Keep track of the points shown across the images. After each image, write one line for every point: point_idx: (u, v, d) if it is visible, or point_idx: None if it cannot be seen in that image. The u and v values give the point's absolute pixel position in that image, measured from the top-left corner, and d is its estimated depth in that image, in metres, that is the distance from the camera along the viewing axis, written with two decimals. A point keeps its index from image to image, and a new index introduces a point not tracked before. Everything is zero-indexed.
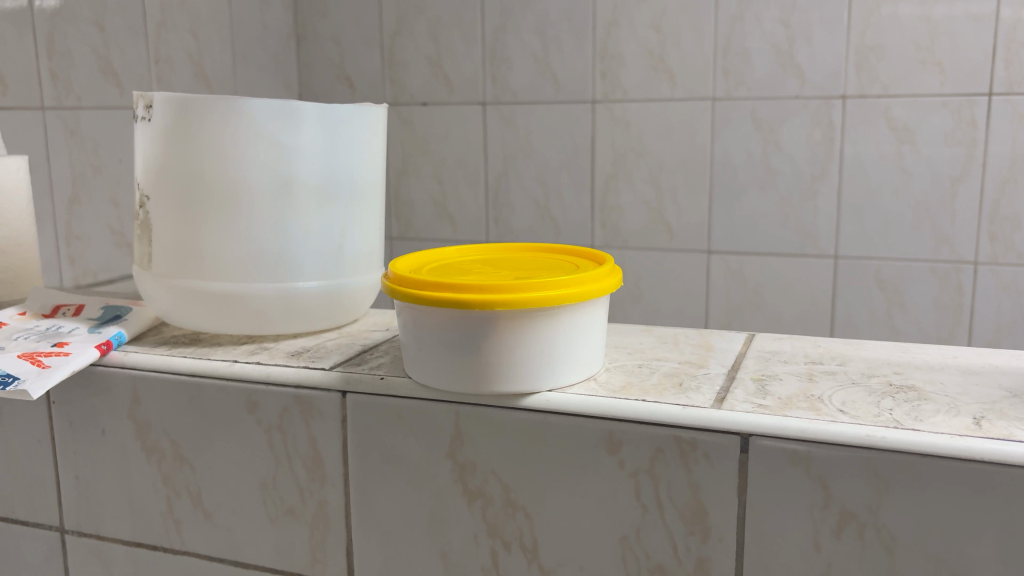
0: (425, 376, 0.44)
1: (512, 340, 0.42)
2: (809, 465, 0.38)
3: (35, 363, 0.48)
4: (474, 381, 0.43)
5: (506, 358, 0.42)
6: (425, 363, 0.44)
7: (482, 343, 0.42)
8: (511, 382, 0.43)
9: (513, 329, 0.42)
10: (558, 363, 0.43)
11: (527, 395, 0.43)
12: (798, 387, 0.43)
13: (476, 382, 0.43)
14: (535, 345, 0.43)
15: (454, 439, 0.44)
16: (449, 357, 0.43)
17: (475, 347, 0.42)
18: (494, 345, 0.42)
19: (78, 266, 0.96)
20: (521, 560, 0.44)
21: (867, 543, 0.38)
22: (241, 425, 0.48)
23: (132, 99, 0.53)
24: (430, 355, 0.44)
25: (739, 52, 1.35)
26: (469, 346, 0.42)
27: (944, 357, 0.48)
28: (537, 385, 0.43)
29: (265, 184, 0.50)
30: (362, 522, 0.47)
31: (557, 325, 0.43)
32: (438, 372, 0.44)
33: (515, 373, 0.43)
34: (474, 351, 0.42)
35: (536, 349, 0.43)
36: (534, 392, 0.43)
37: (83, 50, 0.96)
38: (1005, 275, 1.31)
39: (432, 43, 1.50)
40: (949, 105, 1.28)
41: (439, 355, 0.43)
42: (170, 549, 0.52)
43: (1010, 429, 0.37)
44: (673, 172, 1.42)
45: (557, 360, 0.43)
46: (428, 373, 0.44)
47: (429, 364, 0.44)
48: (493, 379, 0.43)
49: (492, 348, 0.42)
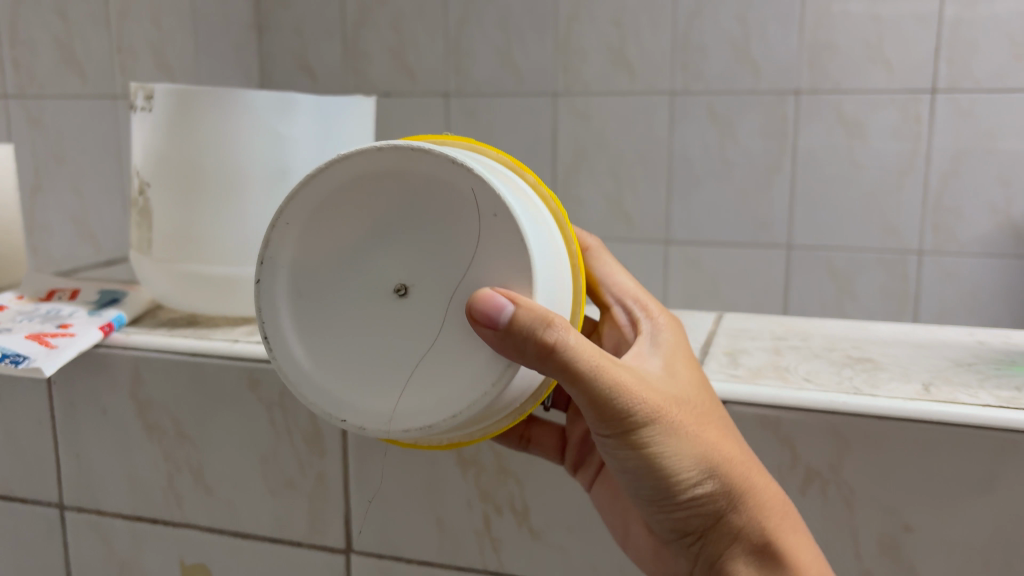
0: (375, 203, 0.36)
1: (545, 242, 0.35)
2: (777, 428, 0.42)
3: (42, 344, 0.50)
4: (343, 262, 0.37)
5: (355, 312, 0.37)
6: (406, 173, 0.35)
7: (436, 298, 0.36)
8: (320, 302, 0.37)
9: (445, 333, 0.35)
10: (378, 408, 0.36)
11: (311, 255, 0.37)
12: (766, 359, 0.48)
13: (337, 290, 0.37)
14: (406, 375, 0.36)
15: (273, 226, 0.37)
16: (460, 195, 0.35)
17: (384, 299, 0.36)
18: (389, 316, 0.36)
19: (41, 257, 0.91)
20: (511, 523, 0.48)
21: (829, 498, 0.42)
22: (243, 403, 0.51)
23: (131, 90, 0.55)
24: (463, 169, 0.34)
25: (697, 47, 1.39)
26: (470, 241, 0.35)
27: (896, 333, 0.53)
28: (295, 355, 0.38)
29: (263, 171, 0.53)
30: (359, 490, 0.50)
31: (512, 394, 0.36)
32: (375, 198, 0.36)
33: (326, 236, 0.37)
34: (476, 232, 0.34)
35: (394, 375, 0.36)
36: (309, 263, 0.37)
37: (47, 40, 0.91)
38: (948, 263, 1.38)
39: (395, 35, 1.51)
40: (895, 101, 1.34)
41: (462, 190, 0.34)
42: (170, 522, 0.54)
43: (955, 393, 0.42)
44: (633, 165, 1.46)
45: (390, 418, 0.36)
46: (379, 206, 0.36)
47: (421, 180, 0.35)
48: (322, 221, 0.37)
49: (385, 311, 0.36)
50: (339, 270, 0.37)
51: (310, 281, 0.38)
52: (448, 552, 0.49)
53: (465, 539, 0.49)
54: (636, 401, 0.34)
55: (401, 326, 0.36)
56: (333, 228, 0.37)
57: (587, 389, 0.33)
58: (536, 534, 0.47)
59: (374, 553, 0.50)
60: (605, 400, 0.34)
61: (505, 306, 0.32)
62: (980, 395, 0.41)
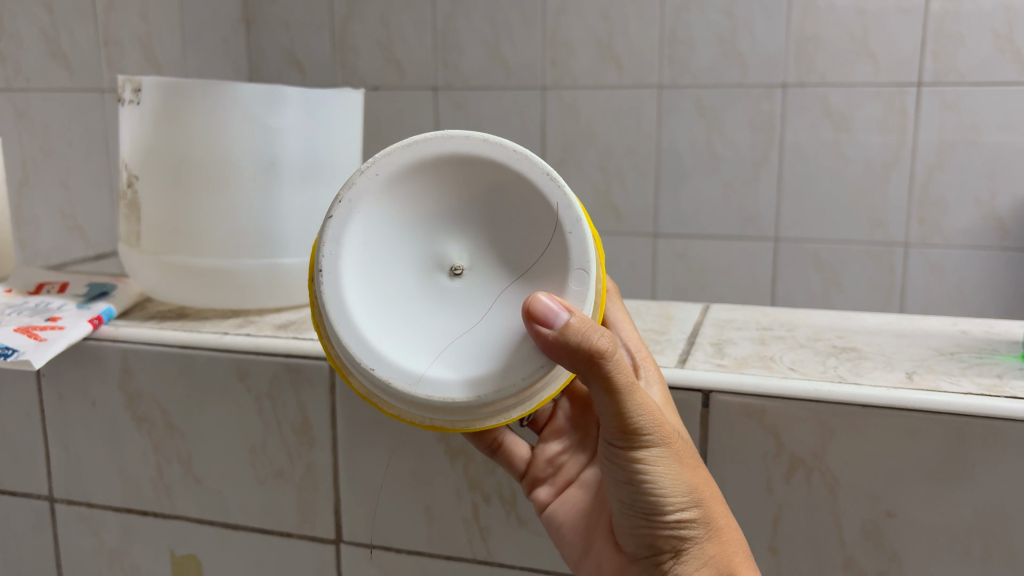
0: (460, 191, 0.39)
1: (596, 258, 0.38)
2: (762, 417, 0.43)
3: (31, 337, 0.50)
4: (412, 237, 0.40)
5: (407, 285, 0.39)
6: (494, 168, 0.38)
7: (487, 288, 0.39)
8: (378, 262, 0.39)
9: (489, 316, 0.39)
10: (408, 366, 0.38)
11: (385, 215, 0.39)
12: (752, 349, 0.48)
13: (397, 260, 0.39)
14: (443, 345, 0.38)
15: (363, 171, 0.38)
16: (543, 209, 0.38)
17: (435, 284, 0.39)
18: (438, 293, 0.39)
19: (29, 250, 0.90)
20: (500, 512, 0.48)
21: (813, 486, 0.43)
22: (232, 394, 0.51)
23: (118, 82, 0.55)
24: (556, 186, 0.37)
25: (684, 41, 1.39)
26: (539, 243, 0.38)
27: (881, 323, 0.54)
28: (346, 298, 0.38)
29: (252, 163, 0.53)
30: (348, 480, 0.50)
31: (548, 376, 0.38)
32: (456, 185, 0.39)
33: (404, 205, 0.39)
34: (547, 241, 0.38)
35: (432, 345, 0.38)
36: (384, 222, 0.39)
37: (33, 32, 0.91)
38: (934, 255, 1.39)
39: (383, 29, 1.51)
40: (881, 94, 1.35)
41: (544, 203, 0.38)
42: (160, 514, 0.54)
43: (937, 381, 0.42)
44: (621, 158, 1.47)
45: (418, 377, 0.38)
46: (463, 193, 0.39)
47: (508, 185, 0.39)
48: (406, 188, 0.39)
49: (437, 293, 0.39)
50: (403, 243, 0.40)
51: (378, 238, 0.39)
52: (437, 541, 0.50)
53: (454, 529, 0.49)
54: (650, 421, 0.37)
55: (450, 307, 0.39)
56: (412, 199, 0.39)
57: (612, 394, 0.36)
58: (524, 523, 0.48)
59: (364, 543, 0.51)
60: (626, 410, 0.36)
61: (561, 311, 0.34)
62: (961, 384, 0.42)
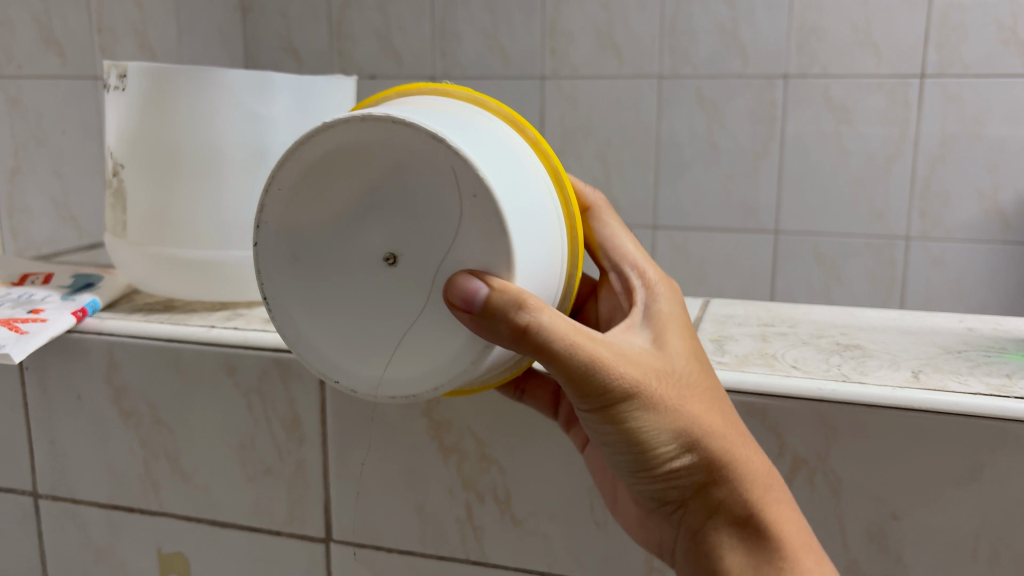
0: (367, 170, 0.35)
1: (524, 202, 0.34)
2: (764, 416, 0.41)
3: (13, 329, 0.49)
4: (339, 225, 0.36)
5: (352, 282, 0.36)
6: (392, 146, 0.34)
7: (421, 273, 0.35)
8: (316, 267, 0.37)
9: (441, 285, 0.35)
10: (366, 374, 0.37)
11: (300, 221, 0.36)
12: (753, 346, 0.47)
13: (335, 261, 0.37)
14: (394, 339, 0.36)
15: (265, 192, 0.36)
16: (449, 172, 0.33)
17: (374, 269, 0.36)
18: (379, 283, 0.36)
19: (21, 240, 0.89)
20: (494, 511, 0.47)
21: (816, 487, 0.41)
22: (220, 389, 0.50)
23: (104, 68, 0.54)
24: (444, 146, 0.32)
25: (685, 31, 1.38)
26: (452, 219, 0.34)
27: (886, 320, 0.52)
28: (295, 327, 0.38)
29: (240, 152, 0.51)
30: (339, 478, 0.49)
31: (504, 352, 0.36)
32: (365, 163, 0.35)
33: (315, 202, 0.36)
34: (460, 208, 0.33)
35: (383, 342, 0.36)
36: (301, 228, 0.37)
37: (24, 18, 0.89)
38: (935, 249, 1.38)
39: (381, 17, 1.49)
40: (884, 86, 1.33)
41: (444, 167, 0.33)
42: (147, 511, 0.53)
43: (946, 381, 0.41)
44: (620, 149, 1.45)
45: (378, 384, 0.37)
46: (368, 176, 0.35)
47: (410, 156, 0.34)
48: (314, 188, 0.36)
49: (376, 280, 0.36)
50: (332, 235, 0.36)
51: (304, 246, 0.37)
52: (430, 541, 0.48)
53: (447, 528, 0.48)
54: (615, 377, 0.34)
55: (390, 297, 0.36)
56: (324, 198, 0.36)
57: (563, 364, 0.33)
58: (518, 523, 0.47)
59: (355, 543, 0.50)
60: (584, 375, 0.33)
61: (479, 288, 0.32)
62: (970, 383, 0.41)
